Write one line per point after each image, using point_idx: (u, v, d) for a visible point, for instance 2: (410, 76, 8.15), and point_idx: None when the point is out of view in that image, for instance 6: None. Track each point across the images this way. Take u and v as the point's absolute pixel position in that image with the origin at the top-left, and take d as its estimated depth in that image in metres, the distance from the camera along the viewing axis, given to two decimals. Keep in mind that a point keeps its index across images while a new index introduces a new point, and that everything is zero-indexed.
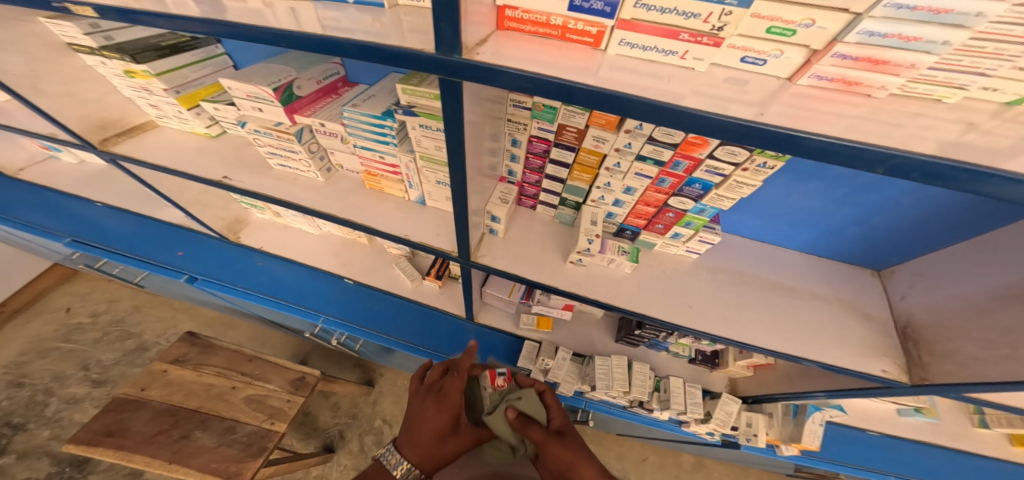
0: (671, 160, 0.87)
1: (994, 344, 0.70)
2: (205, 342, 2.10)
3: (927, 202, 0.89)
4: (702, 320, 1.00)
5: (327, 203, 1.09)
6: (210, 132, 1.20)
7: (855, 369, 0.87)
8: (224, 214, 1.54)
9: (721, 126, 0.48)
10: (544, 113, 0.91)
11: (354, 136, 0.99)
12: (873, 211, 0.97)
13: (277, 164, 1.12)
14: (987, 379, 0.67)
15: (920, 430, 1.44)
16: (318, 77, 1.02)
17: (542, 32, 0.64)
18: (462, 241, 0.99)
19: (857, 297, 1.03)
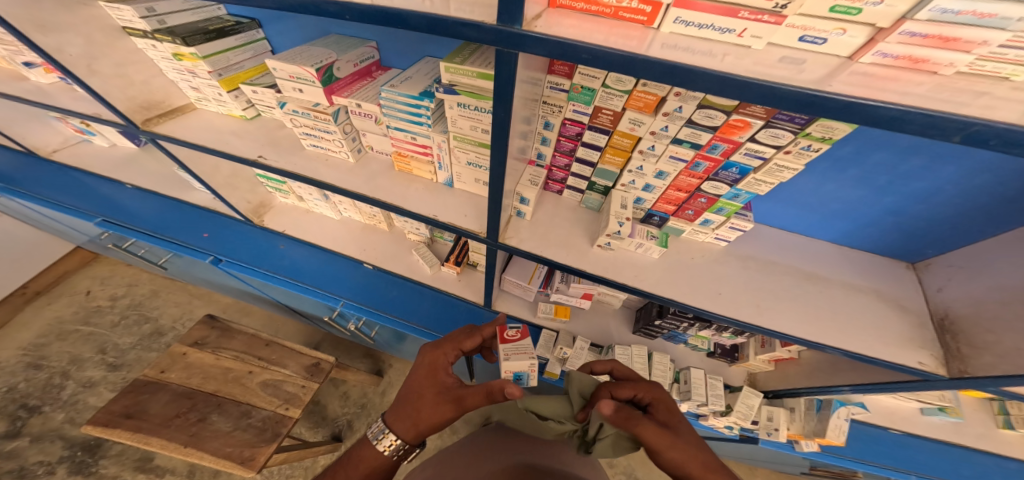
0: (709, 144, 0.87)
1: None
2: (224, 326, 2.12)
3: (970, 192, 0.89)
4: (731, 307, 1.00)
5: (358, 183, 1.10)
6: (245, 115, 1.20)
7: (890, 360, 0.86)
8: (251, 197, 1.54)
9: (789, 95, 0.50)
10: (581, 95, 0.92)
11: (389, 117, 1.01)
12: (911, 202, 0.97)
13: (310, 144, 1.13)
14: None
15: (943, 430, 1.42)
16: (356, 60, 1.03)
17: (595, 11, 0.65)
18: (492, 222, 1.00)
19: (893, 289, 1.02)
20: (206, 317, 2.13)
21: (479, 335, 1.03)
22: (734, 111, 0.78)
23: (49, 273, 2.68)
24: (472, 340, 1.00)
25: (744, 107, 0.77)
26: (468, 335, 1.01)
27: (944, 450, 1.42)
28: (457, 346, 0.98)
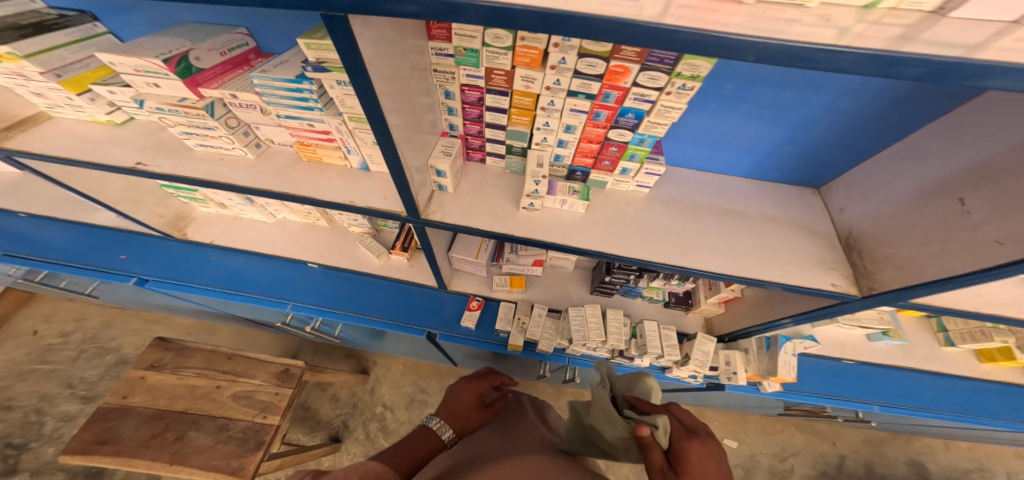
0: (601, 93, 0.84)
1: (927, 243, 0.71)
2: (178, 345, 2.07)
3: (847, 113, 0.87)
4: (658, 249, 0.99)
5: (266, 178, 1.05)
6: (113, 118, 1.13)
7: (807, 285, 0.87)
8: (162, 211, 1.57)
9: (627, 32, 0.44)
10: (467, 58, 0.85)
11: (274, 105, 0.94)
12: (799, 129, 0.94)
13: (197, 144, 1.07)
14: (927, 277, 0.69)
15: (892, 355, 1.48)
16: (220, 49, 0.99)
17: None
18: (405, 200, 0.96)
19: (805, 215, 1.01)
20: (158, 339, 2.07)
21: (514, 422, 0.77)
22: (612, 57, 0.76)
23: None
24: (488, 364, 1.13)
25: (618, 52, 0.75)
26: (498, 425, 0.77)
27: (900, 377, 1.47)
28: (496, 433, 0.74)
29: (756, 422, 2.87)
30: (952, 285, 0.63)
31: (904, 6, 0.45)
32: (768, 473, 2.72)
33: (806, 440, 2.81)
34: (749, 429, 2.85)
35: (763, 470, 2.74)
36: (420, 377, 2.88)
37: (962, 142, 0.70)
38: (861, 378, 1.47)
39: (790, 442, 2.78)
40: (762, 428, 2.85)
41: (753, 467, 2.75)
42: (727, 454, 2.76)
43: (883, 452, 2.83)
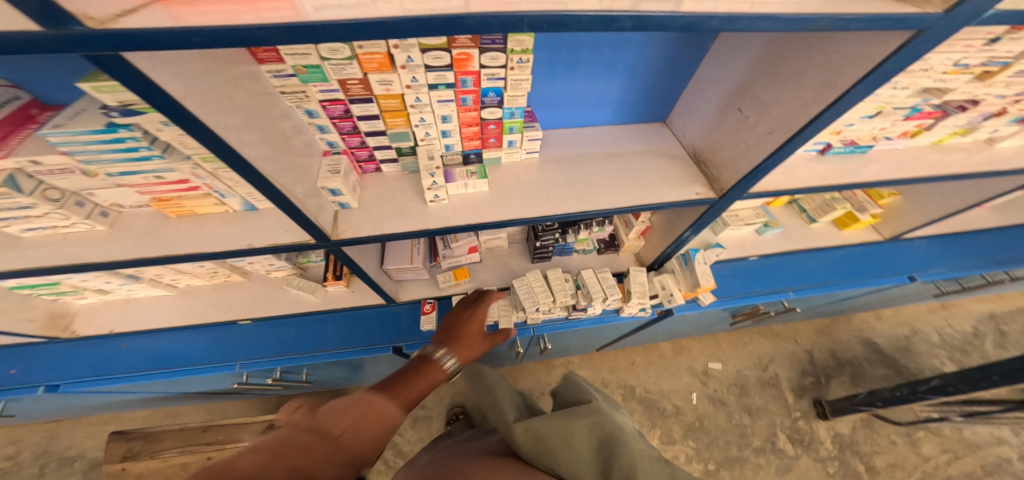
0: (458, 80, 0.91)
1: (738, 145, 1.02)
2: (139, 431, 1.98)
3: (655, 60, 1.14)
4: (563, 203, 1.11)
5: (139, 246, 1.01)
6: None
7: (682, 199, 1.08)
8: (35, 314, 1.47)
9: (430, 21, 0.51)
10: (311, 74, 0.83)
11: (95, 162, 0.87)
12: (632, 75, 1.17)
13: (26, 229, 0.98)
14: (747, 170, 0.99)
15: (787, 241, 1.76)
16: None
17: None
18: (300, 219, 0.92)
19: (662, 144, 1.27)
20: None
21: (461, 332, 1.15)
22: (451, 46, 0.82)
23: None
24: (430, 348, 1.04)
25: (455, 42, 0.81)
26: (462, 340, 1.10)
27: (797, 259, 1.75)
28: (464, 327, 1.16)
29: (727, 340, 3.02)
30: (760, 172, 0.94)
31: None
32: (760, 385, 2.82)
33: (775, 345, 3.01)
34: (724, 348, 2.99)
35: (755, 384, 2.83)
36: None
37: (729, 71, 1.02)
38: (768, 269, 1.72)
39: (763, 351, 2.98)
40: (734, 344, 3.01)
41: (744, 383, 2.84)
42: (717, 378, 2.86)
43: (839, 338, 3.07)
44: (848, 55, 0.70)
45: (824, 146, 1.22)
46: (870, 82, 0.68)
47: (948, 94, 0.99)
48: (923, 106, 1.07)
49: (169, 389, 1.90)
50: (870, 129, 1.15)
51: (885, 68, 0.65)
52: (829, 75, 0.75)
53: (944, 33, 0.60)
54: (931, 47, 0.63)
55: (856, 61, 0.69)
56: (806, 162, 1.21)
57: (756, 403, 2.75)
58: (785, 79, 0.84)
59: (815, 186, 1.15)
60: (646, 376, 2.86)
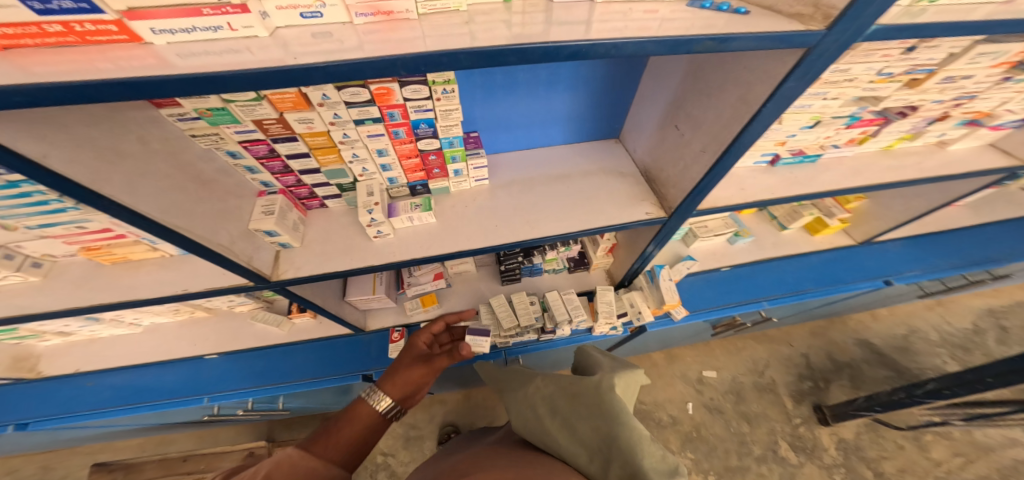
0: (384, 114, 0.90)
1: (676, 163, 0.96)
2: (124, 462, 2.03)
3: (594, 77, 1.11)
4: (509, 232, 1.09)
5: (79, 295, 0.95)
6: None
7: (629, 220, 1.05)
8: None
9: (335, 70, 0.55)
10: (219, 116, 0.79)
11: (9, 216, 0.82)
12: (573, 89, 1.13)
13: None
14: (686, 189, 0.94)
15: (766, 249, 1.71)
16: None
17: (57, 42, 0.51)
18: (229, 266, 0.88)
19: (612, 161, 1.24)
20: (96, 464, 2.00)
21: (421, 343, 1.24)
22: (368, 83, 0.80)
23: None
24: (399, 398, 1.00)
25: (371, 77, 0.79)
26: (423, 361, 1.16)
27: (772, 268, 1.71)
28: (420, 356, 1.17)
29: (719, 346, 2.97)
30: (694, 191, 0.89)
31: None
32: (757, 391, 2.76)
33: (769, 349, 2.96)
34: (717, 354, 2.94)
35: (752, 390, 2.77)
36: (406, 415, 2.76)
37: (664, 88, 0.98)
38: (742, 279, 1.68)
39: (758, 355, 2.92)
40: (727, 349, 2.96)
41: (741, 389, 2.78)
42: (712, 386, 2.80)
43: (835, 339, 3.02)
44: (754, 71, 0.67)
45: (773, 157, 1.15)
46: (777, 99, 0.64)
47: (883, 101, 0.97)
48: (863, 114, 1.04)
49: (153, 422, 1.85)
50: (815, 139, 1.09)
51: (787, 86, 0.62)
52: (741, 92, 0.71)
53: (837, 49, 0.57)
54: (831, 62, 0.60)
55: (761, 78, 0.66)
56: (752, 173, 1.15)
57: (755, 410, 2.69)
58: (708, 95, 0.80)
59: (765, 201, 1.07)
60: (640, 387, 2.79)
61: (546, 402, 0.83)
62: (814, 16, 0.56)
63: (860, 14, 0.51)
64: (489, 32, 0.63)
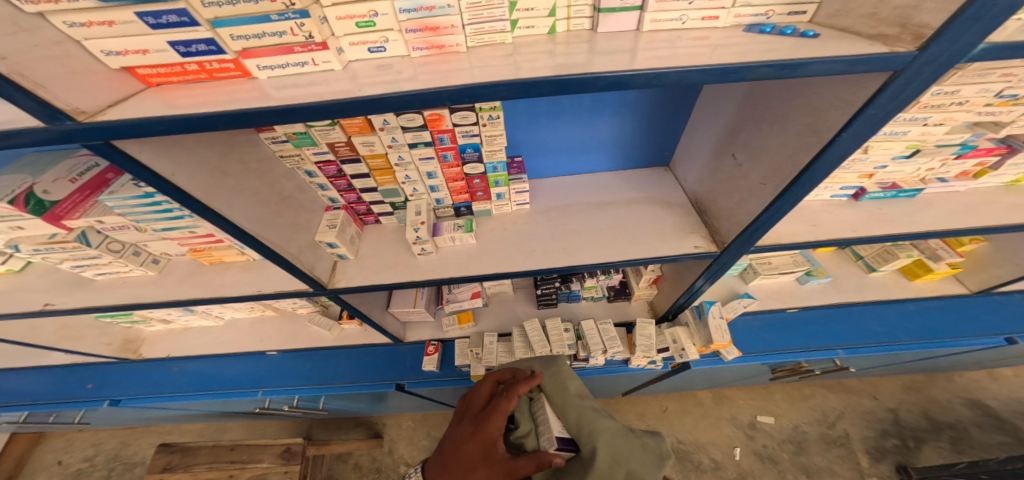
0: (435, 138, 0.94)
1: (732, 196, 0.88)
2: (183, 445, 2.25)
3: (641, 105, 1.08)
4: (545, 257, 1.08)
5: (173, 289, 1.06)
6: (10, 267, 1.08)
7: (676, 253, 0.98)
8: (111, 339, 1.62)
9: (410, 99, 0.59)
10: (302, 139, 0.87)
11: (144, 222, 0.90)
12: (618, 111, 1.09)
13: (95, 273, 1.06)
14: (741, 224, 0.84)
15: (849, 291, 1.50)
16: (69, 175, 0.82)
17: (192, 79, 0.59)
18: (299, 275, 0.96)
19: (660, 191, 1.17)
20: (162, 445, 2.24)
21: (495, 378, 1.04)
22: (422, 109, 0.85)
23: (3, 462, 2.57)
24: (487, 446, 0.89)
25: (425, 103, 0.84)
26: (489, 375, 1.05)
27: (855, 314, 1.47)
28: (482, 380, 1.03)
29: (781, 390, 2.62)
30: (752, 229, 0.80)
31: (574, 26, 0.69)
32: (824, 444, 2.40)
33: (845, 399, 2.56)
34: (777, 399, 2.60)
35: (817, 441, 2.42)
36: (432, 427, 2.76)
37: (719, 115, 0.92)
38: (812, 324, 1.46)
39: (829, 405, 2.54)
40: (791, 396, 2.60)
41: (803, 440, 2.43)
42: (766, 432, 2.48)
43: (933, 396, 2.55)
44: (826, 98, 0.59)
45: (858, 190, 1.00)
46: (854, 129, 0.55)
47: (1007, 127, 0.82)
48: (978, 142, 0.88)
49: (217, 408, 2.01)
50: (913, 170, 0.94)
51: (867, 114, 0.53)
52: (810, 119, 0.63)
53: (931, 72, 0.48)
54: (922, 89, 0.51)
55: (836, 105, 0.58)
56: (826, 208, 0.99)
57: (818, 464, 2.33)
58: (771, 122, 0.73)
59: (843, 241, 0.90)
60: (679, 427, 2.55)
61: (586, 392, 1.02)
62: (901, 36, 0.49)
63: (959, 35, 0.44)
64: (531, 63, 0.63)
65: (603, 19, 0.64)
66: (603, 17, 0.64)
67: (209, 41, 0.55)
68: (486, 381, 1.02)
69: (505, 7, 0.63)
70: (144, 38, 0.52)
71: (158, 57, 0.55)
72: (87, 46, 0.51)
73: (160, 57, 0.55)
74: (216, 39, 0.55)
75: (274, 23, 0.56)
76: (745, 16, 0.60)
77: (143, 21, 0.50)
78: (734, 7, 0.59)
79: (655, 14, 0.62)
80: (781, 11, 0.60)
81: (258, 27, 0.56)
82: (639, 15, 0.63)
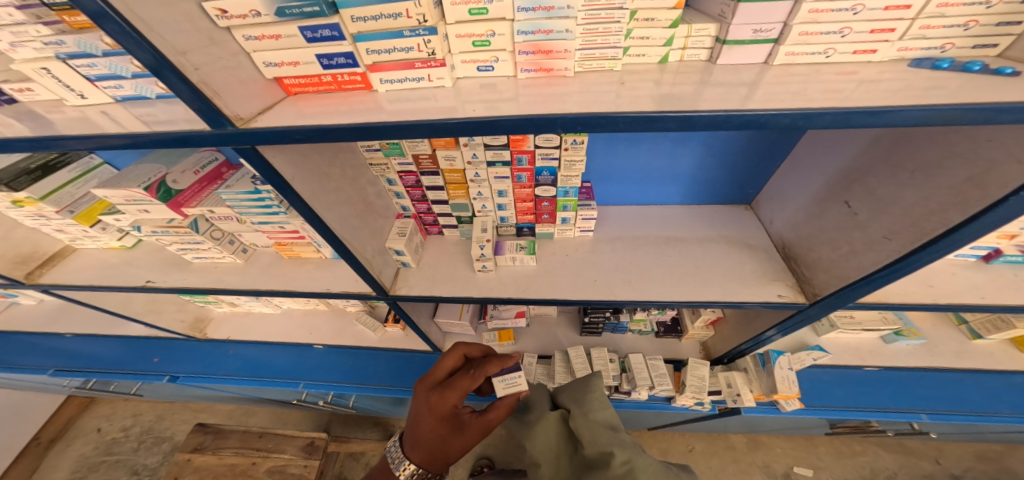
0: (514, 158, 0.95)
1: (841, 245, 0.82)
2: (216, 428, 2.33)
3: (733, 142, 1.04)
4: (606, 288, 1.04)
5: (251, 279, 1.13)
6: (125, 243, 1.20)
7: (756, 298, 0.92)
8: (185, 316, 1.72)
9: (536, 123, 0.58)
10: (392, 150, 0.95)
11: (246, 214, 1.02)
12: (705, 148, 1.07)
13: (194, 257, 1.15)
14: (849, 278, 0.77)
15: (941, 355, 1.34)
16: (194, 167, 0.99)
17: (323, 89, 0.71)
18: (368, 280, 1.02)
19: (740, 231, 1.12)
20: (199, 424, 2.35)
21: (462, 351, 1.04)
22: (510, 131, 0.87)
23: (53, 423, 2.75)
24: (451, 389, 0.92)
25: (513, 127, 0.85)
26: (458, 346, 1.05)
27: (944, 380, 1.32)
28: (449, 352, 1.03)
29: (826, 443, 2.38)
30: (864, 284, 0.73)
31: (687, 58, 0.66)
32: None
33: (901, 460, 2.29)
34: (821, 452, 2.36)
35: None
36: None
37: (832, 158, 0.86)
38: (892, 384, 1.33)
39: (880, 464, 2.28)
40: (836, 450, 2.36)
41: None
42: None
43: (1010, 467, 2.24)
44: (1003, 152, 0.53)
45: (990, 252, 0.89)
46: None
47: None
48: None
49: (250, 394, 2.08)
50: None
51: None
52: (976, 172, 0.57)
53: None
54: None
55: (1014, 160, 0.52)
56: (950, 268, 0.90)
57: None
58: (912, 172, 0.67)
59: (967, 306, 0.82)
60: (706, 471, 2.36)
61: (617, 424, 0.94)
62: None
63: None
64: (635, 91, 0.62)
65: (727, 50, 0.62)
66: (726, 48, 0.62)
67: (349, 55, 0.65)
68: (452, 353, 1.03)
69: (625, 22, 0.60)
70: (300, 50, 0.63)
71: (304, 68, 0.67)
72: (254, 57, 0.64)
73: (307, 68, 0.66)
74: (355, 52, 0.65)
75: (406, 39, 0.63)
76: (913, 49, 0.57)
77: (303, 35, 0.62)
78: (901, 39, 0.56)
79: (793, 47, 0.59)
80: (962, 44, 0.56)
81: (392, 43, 0.64)
82: (771, 47, 0.61)
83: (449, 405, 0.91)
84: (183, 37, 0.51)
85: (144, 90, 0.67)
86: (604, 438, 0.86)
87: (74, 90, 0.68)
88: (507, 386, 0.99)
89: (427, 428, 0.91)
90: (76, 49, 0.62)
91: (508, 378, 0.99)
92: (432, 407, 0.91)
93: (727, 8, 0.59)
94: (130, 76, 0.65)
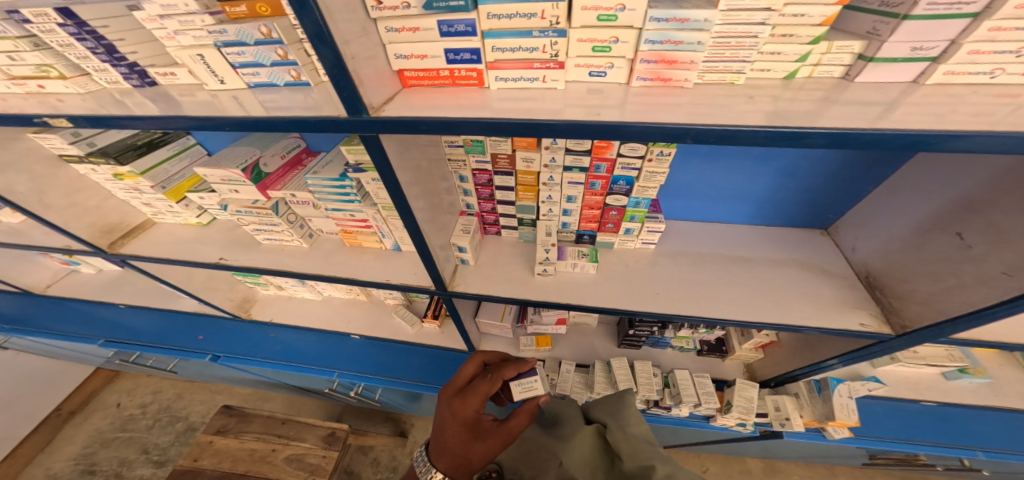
0: (592, 165, 0.96)
1: (945, 279, 0.80)
2: (240, 411, 2.35)
3: (819, 166, 1.05)
4: (669, 301, 1.04)
5: (316, 265, 1.14)
6: (201, 220, 1.23)
7: (835, 324, 0.91)
8: (233, 295, 1.74)
9: (670, 132, 0.58)
10: (475, 147, 0.97)
11: (323, 200, 1.03)
12: (786, 170, 1.08)
13: (265, 238, 1.17)
14: (952, 313, 0.76)
15: (1004, 396, 1.30)
16: (282, 152, 1.06)
17: (439, 83, 0.72)
18: (433, 274, 1.03)
19: (817, 257, 1.11)
20: (224, 406, 2.36)
21: (481, 358, 1.04)
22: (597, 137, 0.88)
23: (78, 394, 2.79)
24: (473, 393, 0.93)
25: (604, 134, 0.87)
26: (476, 353, 1.05)
27: (1009, 423, 1.27)
28: (467, 358, 1.03)
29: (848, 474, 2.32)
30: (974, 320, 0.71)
31: (817, 74, 0.67)
32: None
33: None
34: None
35: None
36: None
37: (939, 189, 0.85)
38: (950, 420, 1.30)
39: None
40: None
41: None
42: None
43: None
44: None
45: None
46: None
47: None
48: None
49: (278, 379, 2.09)
50: None
51: None
52: None
53: None
54: None
55: None
56: None
57: None
58: None
59: None
60: None
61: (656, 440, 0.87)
62: None
63: None
64: (756, 105, 0.62)
65: (873, 68, 0.62)
66: (871, 66, 0.62)
67: (474, 51, 0.67)
68: (472, 360, 1.03)
69: (762, 37, 0.61)
70: (431, 44, 0.65)
71: (429, 61, 0.69)
72: (389, 49, 0.67)
73: (430, 61, 0.68)
74: (481, 49, 0.67)
75: (532, 40, 0.65)
76: None
77: (438, 29, 0.64)
78: None
79: (955, 66, 0.59)
80: None
81: (518, 43, 0.65)
82: (928, 65, 0.61)
83: (472, 410, 0.91)
84: (344, 28, 0.53)
85: (276, 78, 0.69)
86: (643, 451, 0.80)
87: (216, 76, 0.71)
88: (524, 391, 0.99)
89: (453, 435, 0.90)
90: (233, 37, 0.65)
91: (525, 382, 1.00)
92: (456, 413, 0.91)
93: (883, 24, 0.59)
94: (268, 65, 0.68)
